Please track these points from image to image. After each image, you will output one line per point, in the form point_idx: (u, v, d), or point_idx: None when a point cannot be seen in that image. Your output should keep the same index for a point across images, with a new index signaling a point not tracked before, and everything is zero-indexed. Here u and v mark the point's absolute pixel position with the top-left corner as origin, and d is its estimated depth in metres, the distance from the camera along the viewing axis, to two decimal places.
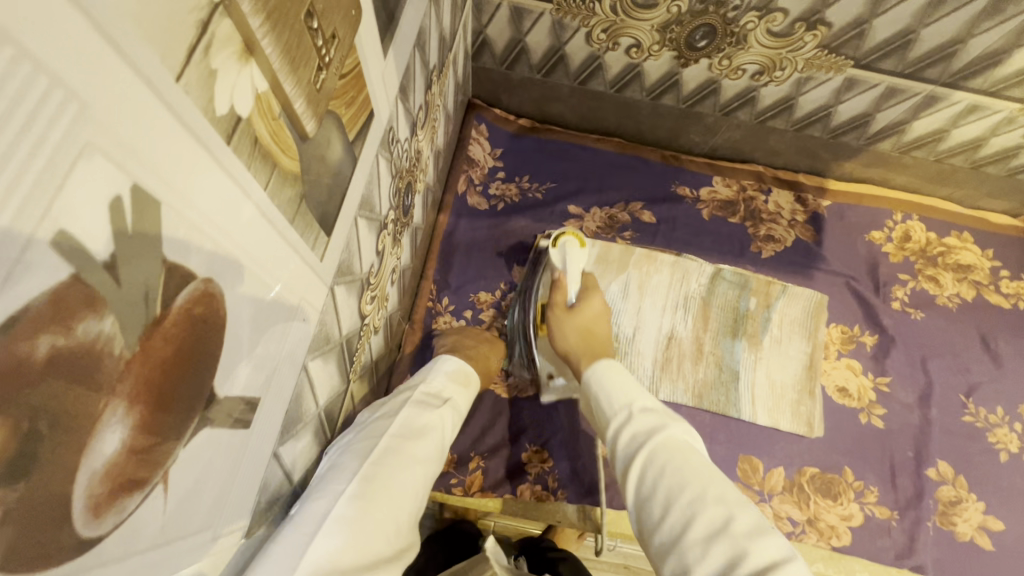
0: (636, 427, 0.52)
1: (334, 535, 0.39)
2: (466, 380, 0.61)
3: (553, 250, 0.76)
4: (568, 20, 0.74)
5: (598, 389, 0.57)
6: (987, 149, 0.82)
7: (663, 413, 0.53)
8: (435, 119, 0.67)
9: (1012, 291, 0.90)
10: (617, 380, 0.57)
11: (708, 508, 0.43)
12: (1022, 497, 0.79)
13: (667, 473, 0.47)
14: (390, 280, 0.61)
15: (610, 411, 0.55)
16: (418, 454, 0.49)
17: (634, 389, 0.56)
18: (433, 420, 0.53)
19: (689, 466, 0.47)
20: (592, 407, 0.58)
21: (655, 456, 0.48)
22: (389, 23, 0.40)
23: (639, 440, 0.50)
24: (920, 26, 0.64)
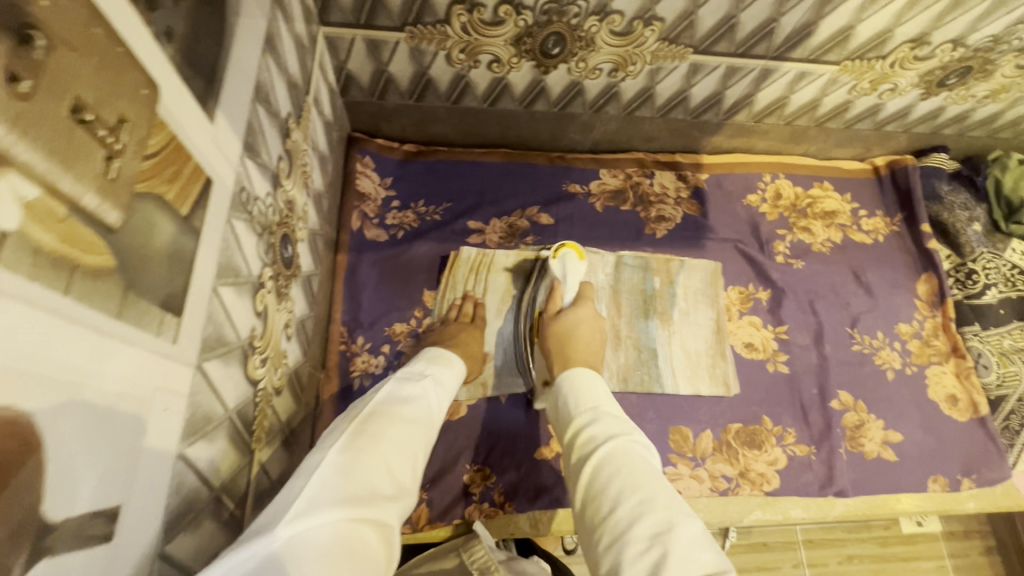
0: (596, 429, 0.58)
1: (333, 474, 0.44)
2: (446, 362, 0.71)
3: (553, 262, 0.81)
4: (425, 45, 0.75)
5: (571, 390, 0.64)
6: (824, 108, 0.92)
7: (620, 420, 0.59)
8: (305, 164, 0.66)
9: (872, 227, 1.01)
10: (587, 386, 0.64)
11: (652, 510, 0.48)
12: (910, 407, 0.90)
13: (622, 472, 0.52)
14: (284, 336, 0.59)
15: (577, 411, 0.62)
16: (404, 414, 0.56)
17: (602, 398, 0.63)
18: (416, 394, 0.61)
19: (639, 462, 0.53)
20: (559, 407, 0.64)
21: (611, 457, 0.54)
22: (210, 85, 0.39)
23: (599, 440, 0.56)
24: (738, 11, 0.71)
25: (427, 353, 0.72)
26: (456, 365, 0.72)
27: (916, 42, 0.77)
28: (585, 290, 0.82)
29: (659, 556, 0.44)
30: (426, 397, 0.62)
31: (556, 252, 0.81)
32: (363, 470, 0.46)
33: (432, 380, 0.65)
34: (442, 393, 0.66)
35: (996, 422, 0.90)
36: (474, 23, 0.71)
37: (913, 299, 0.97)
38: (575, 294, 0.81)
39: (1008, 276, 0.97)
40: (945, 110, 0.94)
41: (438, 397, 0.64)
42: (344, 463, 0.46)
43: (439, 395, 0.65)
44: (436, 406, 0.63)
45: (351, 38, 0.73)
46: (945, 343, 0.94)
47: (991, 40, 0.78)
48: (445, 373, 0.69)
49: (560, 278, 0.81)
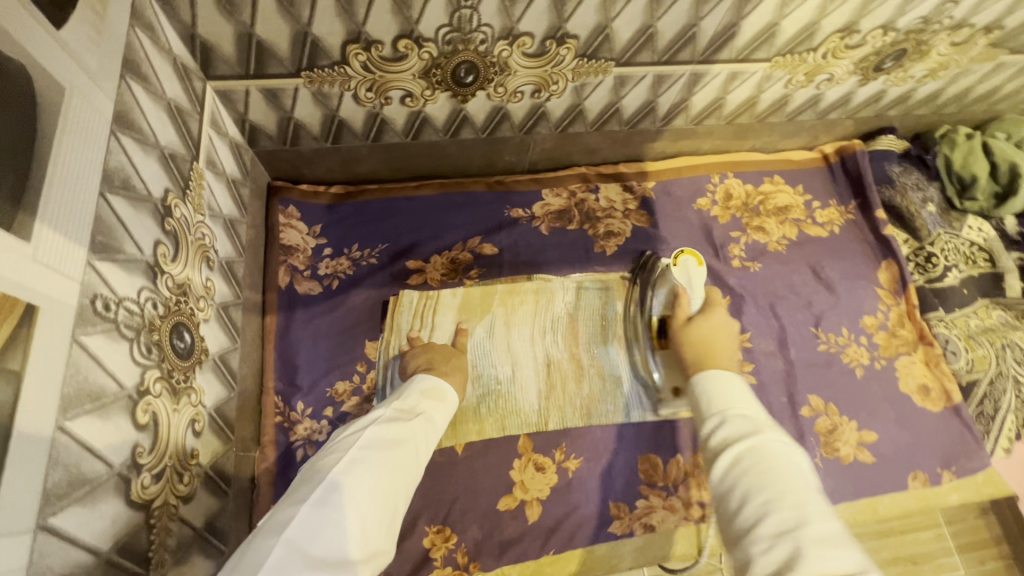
0: (729, 428, 0.54)
1: (303, 534, 0.43)
2: (440, 396, 0.66)
3: (675, 268, 0.82)
4: (327, 88, 0.69)
5: (705, 386, 0.60)
6: (762, 105, 0.88)
7: (760, 421, 0.54)
8: (203, 236, 0.60)
9: (826, 218, 0.98)
10: (723, 384, 0.59)
11: (783, 510, 0.45)
12: (883, 403, 0.87)
13: (751, 471, 0.48)
14: (190, 435, 0.53)
15: (709, 408, 0.58)
16: (392, 459, 0.53)
17: (733, 396, 0.57)
18: (405, 429, 0.57)
19: (774, 462, 0.48)
20: (693, 402, 0.61)
21: (744, 455, 0.50)
22: (17, 200, 0.34)
23: (733, 437, 0.52)
24: (654, 20, 0.66)
25: (420, 382, 0.67)
26: (449, 399, 0.68)
27: (845, 31, 0.74)
28: (711, 297, 0.80)
29: (784, 557, 0.41)
30: (417, 433, 0.58)
31: (676, 260, 0.83)
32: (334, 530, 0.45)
33: (424, 414, 0.61)
34: (433, 428, 0.62)
35: (970, 408, 0.87)
36: (375, 60, 0.65)
37: (875, 289, 0.94)
38: (704, 300, 0.80)
39: (968, 254, 0.95)
40: (885, 93, 0.90)
41: (428, 435, 0.61)
42: (314, 523, 0.44)
43: (430, 431, 0.61)
44: (427, 442, 0.60)
45: (244, 89, 0.67)
46: (912, 331, 0.92)
47: (921, 21, 0.74)
48: (437, 407, 0.64)
49: (684, 285, 0.81)
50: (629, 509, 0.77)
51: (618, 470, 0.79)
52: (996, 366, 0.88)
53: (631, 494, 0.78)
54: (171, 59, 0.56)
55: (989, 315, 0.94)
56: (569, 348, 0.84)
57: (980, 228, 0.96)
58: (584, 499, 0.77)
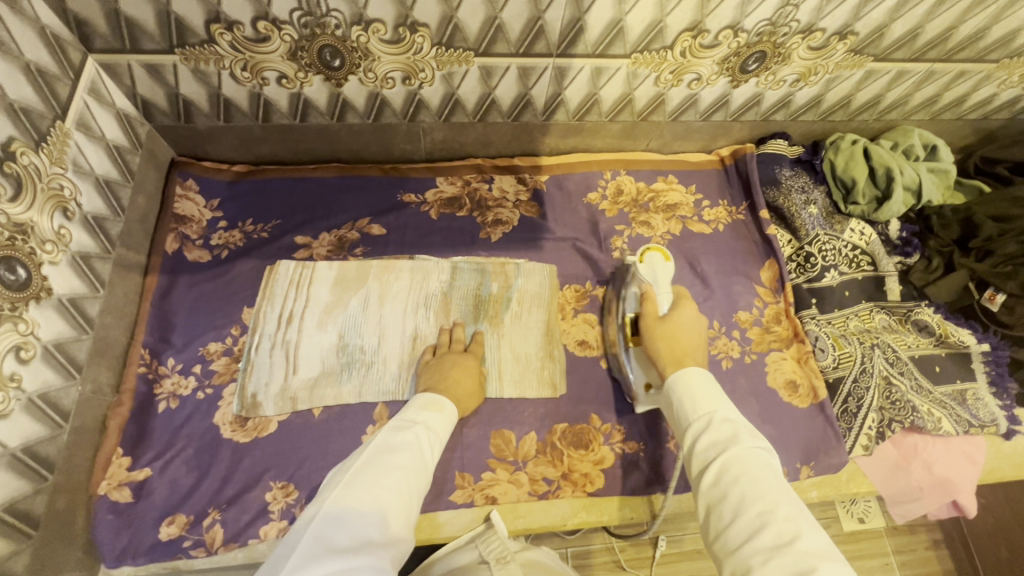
0: (714, 435, 0.56)
1: (326, 529, 0.49)
2: (442, 404, 0.70)
3: (641, 264, 0.84)
4: (204, 66, 0.76)
5: (682, 391, 0.62)
6: (639, 102, 0.93)
7: (743, 426, 0.56)
8: (61, 188, 0.66)
9: (713, 217, 1.01)
10: (701, 387, 0.61)
11: (777, 523, 0.47)
12: (748, 395, 0.88)
13: (743, 481, 0.51)
14: (11, 359, 0.58)
15: (692, 412, 0.59)
16: (398, 459, 0.58)
17: (715, 399, 0.59)
18: (412, 434, 0.62)
19: (765, 472, 0.51)
20: (672, 408, 0.62)
21: (729, 465, 0.52)
22: None
23: (718, 445, 0.55)
24: (497, 11, 0.72)
25: (419, 399, 0.71)
26: (452, 406, 0.72)
27: (694, 30, 0.78)
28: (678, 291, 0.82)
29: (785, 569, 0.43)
30: (422, 437, 0.63)
31: (643, 256, 0.85)
32: (354, 522, 0.50)
33: (427, 419, 0.66)
34: (438, 432, 0.66)
35: (835, 407, 0.88)
36: (240, 40, 0.72)
37: (754, 287, 0.96)
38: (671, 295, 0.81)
39: (849, 256, 0.97)
40: (763, 97, 0.94)
41: (431, 443, 0.64)
42: (334, 518, 0.50)
43: (434, 433, 0.65)
44: (434, 443, 0.64)
45: (127, 63, 0.74)
46: (787, 328, 0.93)
47: (767, 24, 0.78)
48: (439, 412, 0.68)
49: (650, 282, 0.83)
50: (474, 480, 0.79)
51: (470, 443, 0.81)
52: (860, 364, 0.89)
53: (479, 465, 0.80)
54: (38, 29, 0.63)
55: (870, 318, 0.94)
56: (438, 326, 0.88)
57: (862, 231, 0.98)
58: None
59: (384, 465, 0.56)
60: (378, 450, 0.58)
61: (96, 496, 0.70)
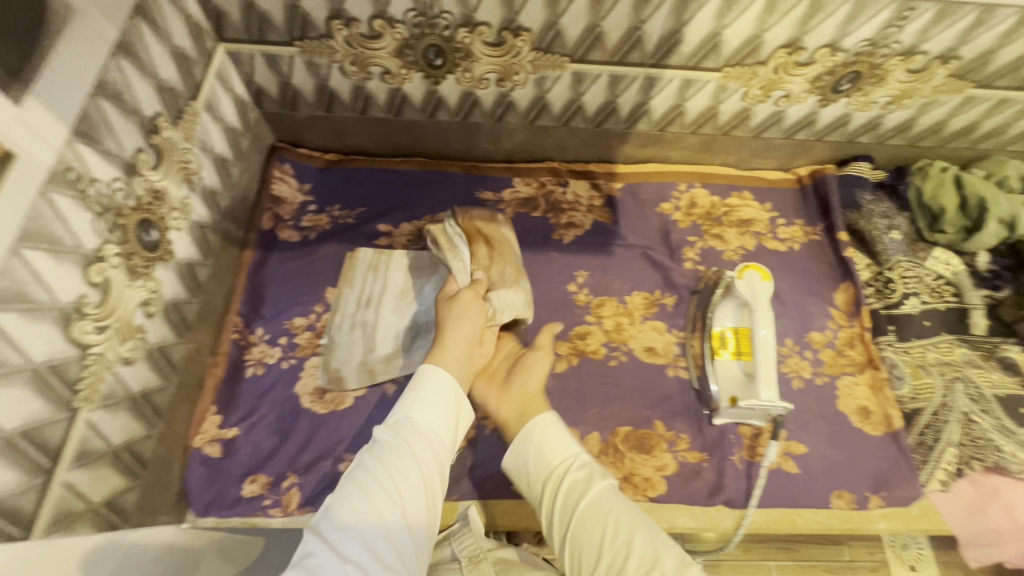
0: (574, 477, 0.63)
1: None
2: (429, 388, 0.64)
3: (740, 282, 0.82)
4: (317, 59, 0.82)
5: (540, 442, 0.66)
6: (723, 116, 0.93)
7: (593, 465, 0.64)
8: (188, 161, 0.72)
9: (788, 235, 1.00)
10: (553, 434, 0.67)
11: (639, 551, 0.55)
12: (817, 417, 0.86)
13: (601, 521, 0.58)
14: (140, 313, 0.63)
15: (551, 459, 0.65)
16: (361, 482, 0.54)
17: (566, 444, 0.66)
18: (389, 450, 0.58)
19: (618, 507, 0.59)
20: (527, 458, 0.67)
21: (591, 506, 0.60)
22: (15, 73, 0.45)
23: (576, 490, 0.62)
24: (599, 20, 0.74)
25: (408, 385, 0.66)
26: (442, 382, 0.65)
27: (791, 47, 0.79)
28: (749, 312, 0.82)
29: None
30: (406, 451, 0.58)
31: (741, 273, 0.82)
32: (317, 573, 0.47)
33: (409, 427, 0.60)
34: (428, 436, 0.61)
35: (911, 437, 0.85)
36: (355, 36, 0.77)
37: (828, 308, 0.94)
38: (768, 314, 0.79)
39: (932, 286, 0.94)
40: (851, 118, 0.93)
41: (411, 438, 0.59)
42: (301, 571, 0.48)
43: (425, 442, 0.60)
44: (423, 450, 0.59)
45: (249, 52, 0.81)
46: (861, 353, 0.91)
47: (868, 44, 0.78)
48: (423, 402, 0.63)
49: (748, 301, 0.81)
50: None
51: None
52: (941, 397, 0.86)
53: None
54: (185, 17, 0.70)
55: (952, 351, 0.91)
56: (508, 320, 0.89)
57: (949, 262, 0.95)
58: (493, 455, 0.81)
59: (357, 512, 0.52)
60: (344, 490, 0.54)
61: (190, 448, 0.76)
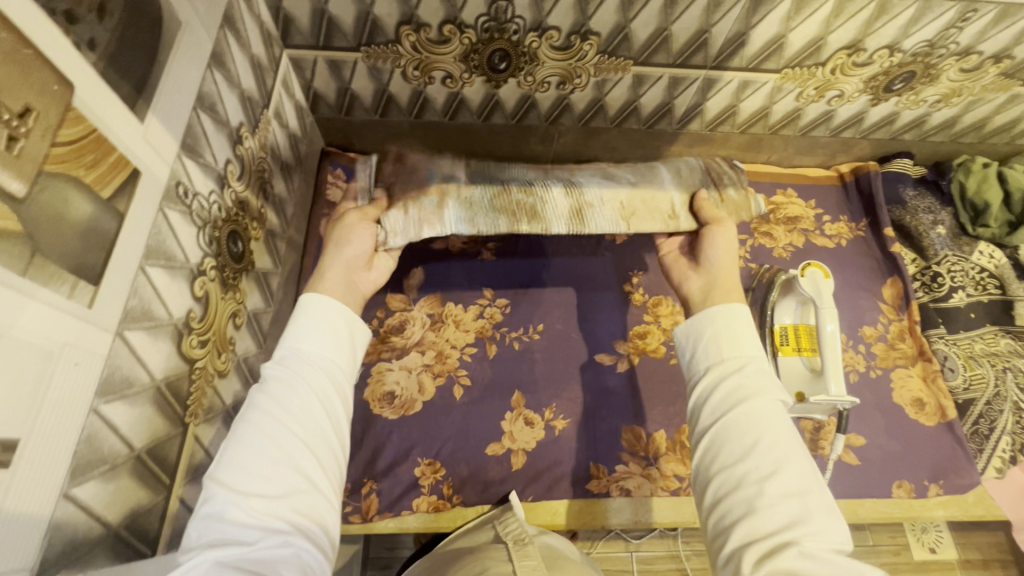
0: (744, 381, 0.51)
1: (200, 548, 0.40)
2: (309, 318, 0.53)
3: (803, 279, 0.84)
4: (381, 64, 0.81)
5: (721, 334, 0.54)
6: (775, 116, 0.95)
7: (770, 376, 0.51)
8: (263, 171, 0.72)
9: (835, 232, 1.02)
10: (733, 331, 0.54)
11: (786, 474, 0.45)
12: (875, 410, 0.88)
13: (760, 431, 0.47)
14: (231, 325, 0.63)
15: (722, 355, 0.53)
16: (255, 424, 0.45)
17: (752, 349, 0.53)
18: (279, 385, 0.48)
19: (780, 419, 0.48)
20: (710, 340, 0.55)
21: (748, 415, 0.48)
22: (139, 90, 0.45)
23: (743, 390, 0.50)
24: (668, 23, 0.75)
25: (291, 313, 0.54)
26: (321, 309, 0.53)
27: (851, 49, 0.80)
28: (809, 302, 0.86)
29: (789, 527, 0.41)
30: (280, 415, 0.46)
31: (803, 271, 0.84)
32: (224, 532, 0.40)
33: (284, 376, 0.48)
34: (311, 385, 0.48)
35: (965, 427, 0.88)
36: (422, 41, 0.77)
37: (877, 303, 0.96)
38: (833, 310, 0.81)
39: (976, 278, 0.97)
40: (898, 116, 0.95)
41: (304, 373, 0.49)
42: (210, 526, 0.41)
43: (309, 395, 0.48)
44: (307, 405, 0.47)
45: (312, 58, 0.80)
46: (911, 346, 0.93)
47: (927, 44, 0.80)
48: (307, 332, 0.52)
49: (812, 298, 0.83)
50: (608, 472, 0.82)
51: (602, 435, 0.84)
52: (993, 387, 0.88)
53: (613, 458, 0.83)
54: (258, 24, 0.69)
55: (996, 342, 0.93)
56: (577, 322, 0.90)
57: (992, 254, 0.98)
58: (565, 455, 0.82)
59: (229, 505, 0.41)
60: (238, 437, 0.45)
61: None
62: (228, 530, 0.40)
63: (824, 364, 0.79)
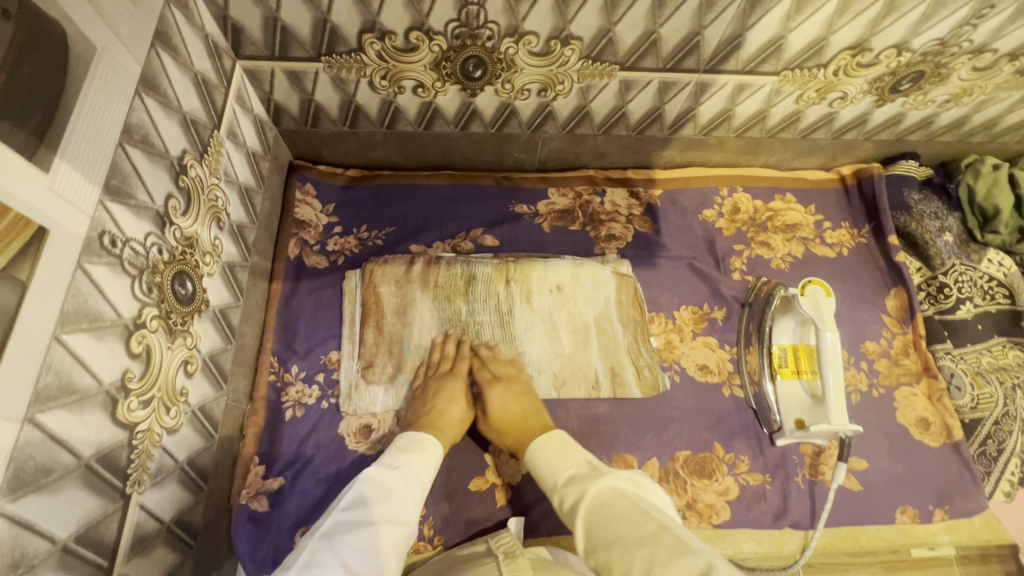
0: (570, 496, 0.60)
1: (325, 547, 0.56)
2: (422, 452, 0.69)
3: (803, 299, 0.79)
4: (345, 74, 0.75)
5: (538, 457, 0.67)
6: (773, 119, 0.88)
7: (591, 474, 0.61)
8: (216, 199, 0.66)
9: (835, 240, 0.97)
10: (542, 454, 0.67)
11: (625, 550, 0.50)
12: (878, 432, 0.84)
13: (605, 530, 0.54)
14: (182, 375, 0.58)
15: (550, 482, 0.64)
16: (360, 525, 0.58)
17: (564, 460, 0.65)
18: (377, 503, 0.61)
19: (618, 507, 0.55)
20: (537, 471, 0.67)
21: (592, 520, 0.56)
22: (39, 134, 0.39)
23: (578, 502, 0.59)
24: (657, 26, 0.68)
25: (398, 441, 0.71)
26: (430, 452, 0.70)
27: (856, 49, 0.74)
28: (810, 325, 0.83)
29: None
30: (380, 526, 0.59)
31: (804, 290, 0.80)
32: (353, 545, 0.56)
33: (387, 494, 0.62)
34: (398, 515, 0.61)
35: (971, 448, 0.84)
36: (388, 49, 0.70)
37: (881, 315, 0.91)
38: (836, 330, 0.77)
39: (985, 288, 0.92)
40: (904, 117, 0.89)
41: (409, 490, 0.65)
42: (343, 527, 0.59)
43: (392, 524, 0.60)
44: (396, 527, 0.60)
45: (270, 70, 0.73)
46: (916, 361, 0.88)
47: (938, 43, 0.73)
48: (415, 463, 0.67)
49: (813, 318, 0.78)
50: None
51: None
52: (1002, 406, 0.84)
53: None
54: (203, 37, 0.62)
55: (1005, 354, 0.89)
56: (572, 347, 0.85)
57: (1001, 262, 0.93)
58: (553, 489, 0.78)
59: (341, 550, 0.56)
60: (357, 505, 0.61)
61: (236, 505, 0.71)
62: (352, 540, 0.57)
63: (826, 391, 0.75)
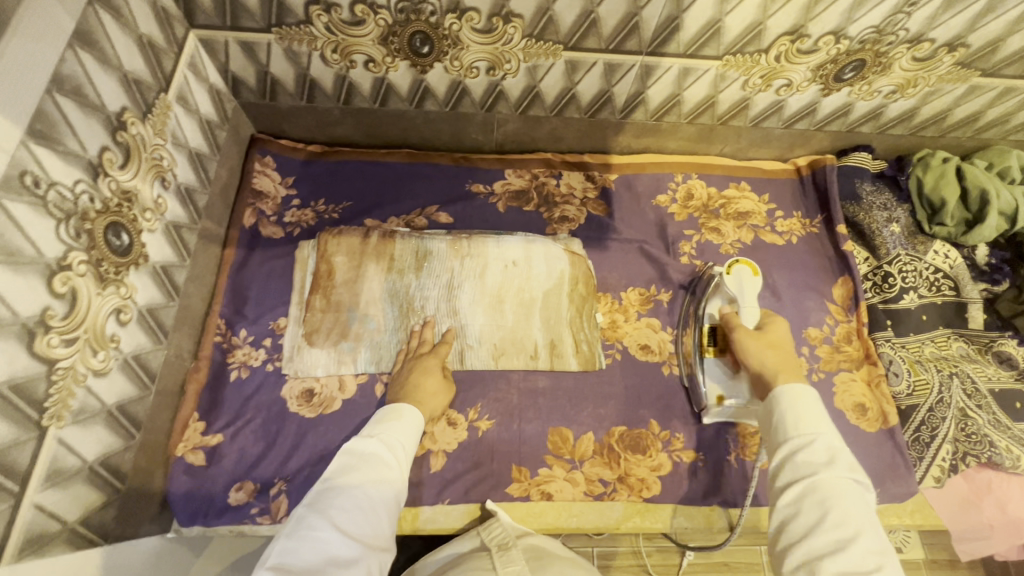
0: (808, 456, 0.55)
1: (307, 520, 0.53)
2: (400, 417, 0.67)
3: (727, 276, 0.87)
4: (296, 46, 0.77)
5: (789, 410, 0.60)
6: (722, 106, 0.90)
7: (843, 454, 0.55)
8: (160, 158, 0.68)
9: (786, 228, 0.98)
10: (799, 404, 0.60)
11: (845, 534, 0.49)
12: None
13: (827, 500, 0.52)
14: (113, 322, 0.60)
15: (789, 435, 0.58)
16: (349, 487, 0.56)
17: (823, 426, 0.58)
18: (356, 469, 0.58)
19: (853, 501, 0.51)
20: (771, 417, 0.62)
21: (815, 486, 0.53)
22: None
23: (811, 466, 0.55)
24: (594, 5, 0.71)
25: (379, 412, 0.69)
26: (411, 418, 0.68)
27: (794, 34, 0.75)
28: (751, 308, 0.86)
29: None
30: (366, 487, 0.57)
31: (731, 269, 0.88)
32: (335, 514, 0.53)
33: (369, 462, 0.60)
34: (386, 475, 0.59)
35: (906, 434, 0.84)
36: (335, 22, 0.73)
37: (826, 303, 0.93)
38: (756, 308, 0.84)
39: (931, 280, 0.93)
40: (852, 107, 0.90)
41: (394, 453, 0.62)
42: (326, 495, 0.55)
43: (379, 484, 0.58)
44: (381, 487, 0.58)
45: (223, 40, 0.76)
46: (858, 349, 0.89)
47: (874, 31, 0.75)
48: (399, 428, 0.66)
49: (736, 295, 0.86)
50: (531, 475, 0.79)
51: (527, 437, 0.81)
52: (937, 393, 0.84)
53: (536, 460, 0.80)
54: (151, 3, 0.65)
55: (948, 345, 0.90)
56: (518, 322, 0.87)
57: (947, 254, 0.94)
58: (487, 458, 0.80)
59: (327, 522, 0.52)
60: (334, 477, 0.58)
61: (173, 457, 0.74)
62: (336, 508, 0.54)
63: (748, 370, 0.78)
